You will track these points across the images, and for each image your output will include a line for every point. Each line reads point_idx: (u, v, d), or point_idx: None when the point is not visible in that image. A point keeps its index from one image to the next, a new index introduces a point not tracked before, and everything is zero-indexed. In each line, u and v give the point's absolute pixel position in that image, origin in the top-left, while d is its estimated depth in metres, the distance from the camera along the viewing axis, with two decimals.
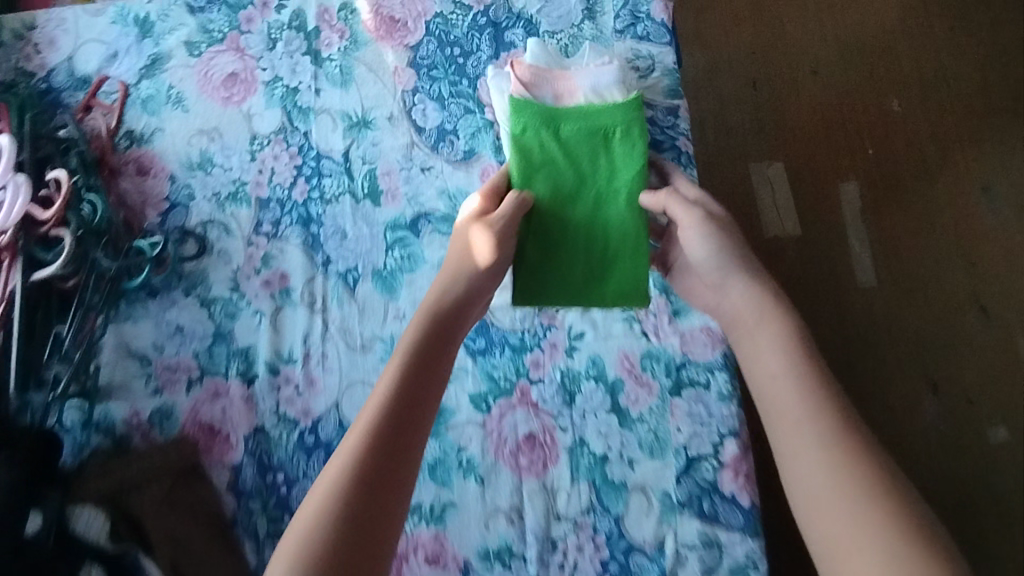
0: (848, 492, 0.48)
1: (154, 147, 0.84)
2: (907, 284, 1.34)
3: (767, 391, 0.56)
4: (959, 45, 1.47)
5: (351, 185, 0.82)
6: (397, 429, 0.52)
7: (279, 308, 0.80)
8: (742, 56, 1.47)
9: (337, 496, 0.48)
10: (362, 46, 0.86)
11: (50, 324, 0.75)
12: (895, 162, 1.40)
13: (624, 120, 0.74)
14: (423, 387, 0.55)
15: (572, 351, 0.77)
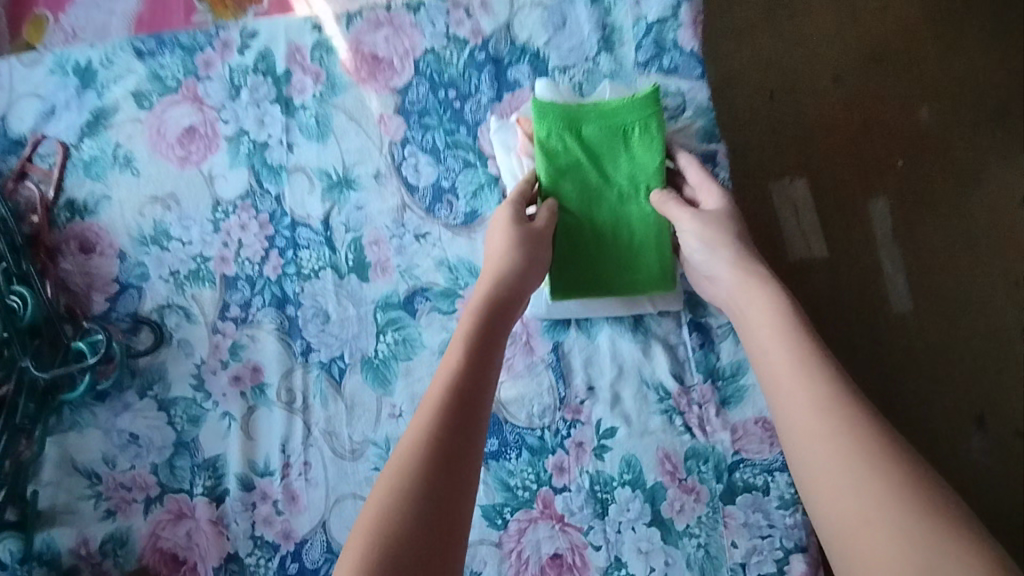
0: (897, 523, 0.39)
1: (100, 219, 0.71)
2: (958, 311, 1.12)
3: (790, 414, 0.47)
4: (997, 30, 1.24)
5: (333, 258, 0.69)
6: (449, 446, 0.44)
7: (252, 409, 0.66)
8: (753, 59, 1.20)
9: (389, 528, 0.39)
10: (340, 91, 0.73)
11: None
12: (929, 173, 1.17)
13: (644, 115, 0.63)
14: (461, 435, 0.44)
15: (601, 451, 0.64)
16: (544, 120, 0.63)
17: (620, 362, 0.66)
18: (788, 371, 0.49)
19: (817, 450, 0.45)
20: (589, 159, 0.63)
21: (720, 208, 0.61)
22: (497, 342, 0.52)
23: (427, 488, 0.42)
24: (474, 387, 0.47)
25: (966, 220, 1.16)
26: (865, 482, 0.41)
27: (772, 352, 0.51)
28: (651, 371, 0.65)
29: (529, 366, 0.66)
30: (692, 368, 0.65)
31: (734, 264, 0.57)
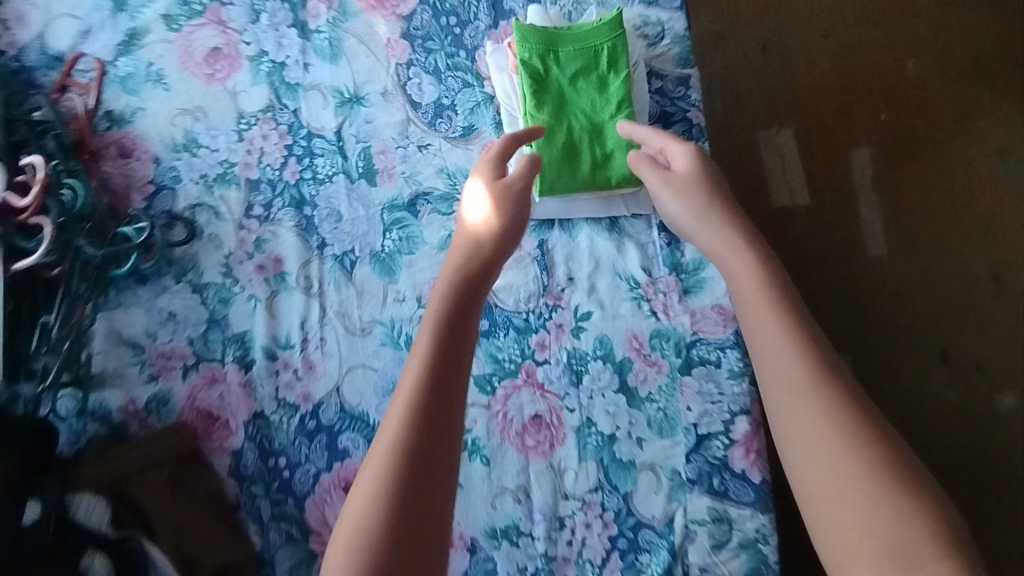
0: (887, 522, 0.45)
1: (137, 128, 0.79)
2: (911, 261, 1.53)
3: (790, 389, 0.51)
4: (949, 24, 1.62)
5: (344, 165, 0.78)
6: (428, 425, 0.49)
7: (274, 293, 0.75)
8: (752, 23, 1.59)
9: (377, 503, 0.47)
10: (351, 17, 0.80)
11: (37, 314, 0.70)
12: (899, 129, 1.57)
13: (612, 36, 0.68)
14: (440, 418, 0.50)
15: (578, 332, 0.73)
16: (524, 43, 0.68)
17: (596, 257, 0.75)
18: (788, 356, 0.52)
19: (804, 441, 0.49)
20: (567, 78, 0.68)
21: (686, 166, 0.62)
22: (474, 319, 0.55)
23: (411, 471, 0.48)
24: (444, 373, 0.51)
25: (907, 196, 1.55)
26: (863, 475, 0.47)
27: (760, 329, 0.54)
28: (624, 265, 0.74)
29: (517, 259, 0.75)
30: (660, 263, 0.75)
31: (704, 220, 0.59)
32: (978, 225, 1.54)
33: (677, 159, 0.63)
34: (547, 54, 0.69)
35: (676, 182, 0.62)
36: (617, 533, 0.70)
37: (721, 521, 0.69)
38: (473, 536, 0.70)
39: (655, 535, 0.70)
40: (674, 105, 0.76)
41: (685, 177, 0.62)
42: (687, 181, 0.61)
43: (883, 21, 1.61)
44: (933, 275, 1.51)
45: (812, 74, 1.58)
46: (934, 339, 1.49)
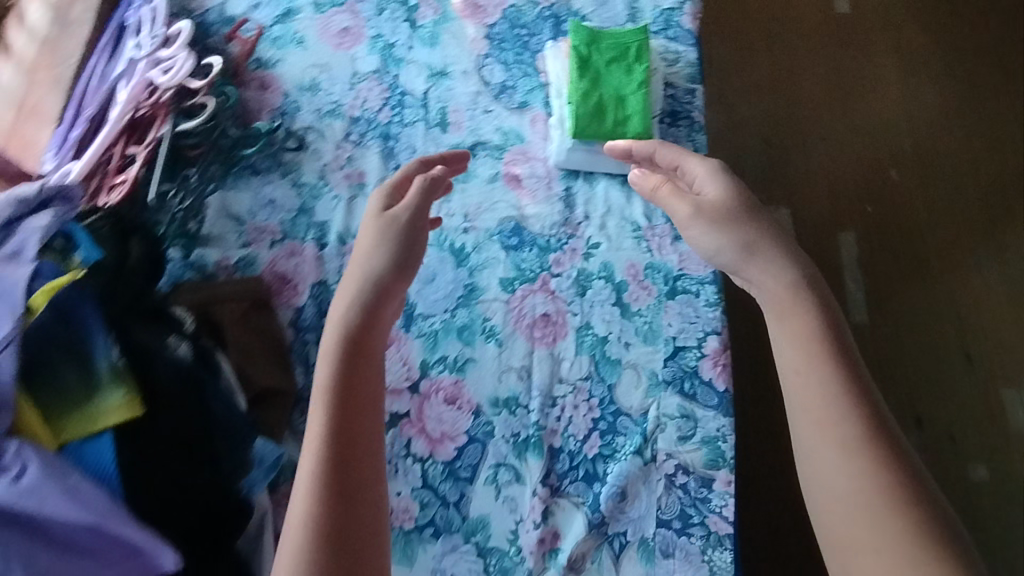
0: (879, 527, 0.62)
1: (275, 72, 1.03)
2: (889, 331, 1.67)
3: (820, 425, 0.67)
4: (927, 140, 1.90)
5: (426, 116, 1.01)
6: (339, 449, 0.65)
7: (354, 197, 0.96)
8: (761, 119, 1.87)
9: (310, 520, 0.61)
10: (451, 20, 1.07)
11: (181, 167, 0.93)
12: (883, 219, 1.79)
13: (640, 38, 0.94)
14: (346, 443, 0.65)
15: (589, 256, 0.92)
16: (575, 34, 0.93)
17: (609, 204, 0.94)
18: (820, 400, 0.68)
19: (829, 481, 0.65)
20: (604, 58, 0.92)
21: (707, 183, 0.81)
22: (362, 369, 0.70)
23: (332, 488, 0.63)
24: (342, 411, 0.67)
25: (888, 273, 1.74)
26: (873, 509, 0.62)
27: (803, 379, 0.70)
28: (630, 213, 0.94)
29: (547, 197, 0.95)
30: (659, 214, 0.94)
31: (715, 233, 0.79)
32: (950, 310, 1.71)
33: (711, 189, 0.81)
34: (591, 43, 0.93)
35: (704, 215, 0.79)
36: (600, 416, 0.83)
37: (688, 417, 0.83)
38: (478, 403, 0.84)
39: (631, 422, 0.83)
40: (681, 107, 0.99)
41: (710, 208, 0.80)
42: (714, 213, 0.79)
43: (873, 137, 1.89)
44: (910, 347, 1.66)
45: (810, 169, 1.82)
46: (910, 406, 1.60)
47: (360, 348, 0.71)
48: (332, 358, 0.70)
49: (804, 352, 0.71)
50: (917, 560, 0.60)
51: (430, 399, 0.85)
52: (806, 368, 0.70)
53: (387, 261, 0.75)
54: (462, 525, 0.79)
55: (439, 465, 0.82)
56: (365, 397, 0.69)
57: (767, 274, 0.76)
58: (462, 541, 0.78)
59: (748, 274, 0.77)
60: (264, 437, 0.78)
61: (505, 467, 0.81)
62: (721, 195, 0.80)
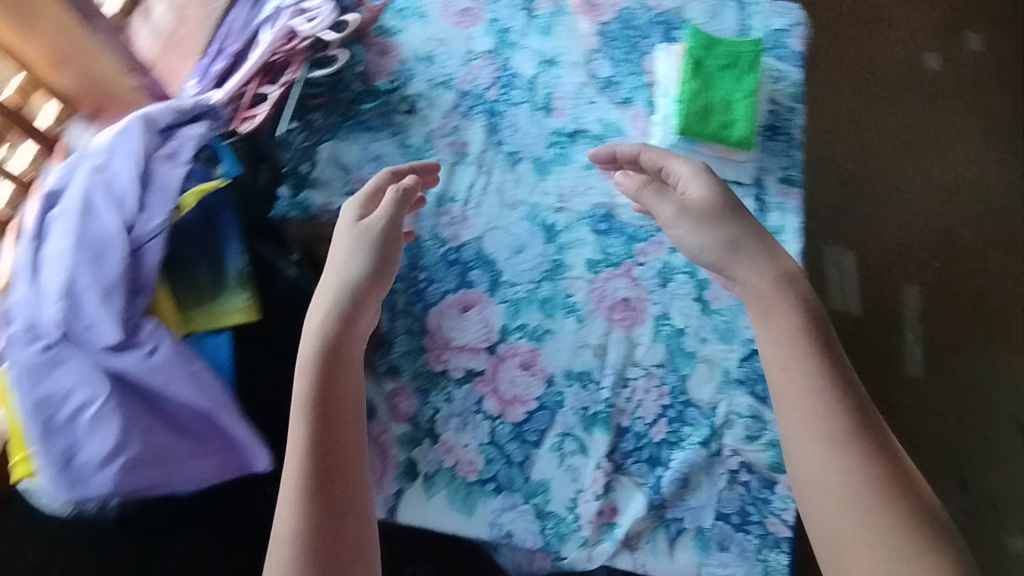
0: (868, 517, 0.66)
1: (396, 39, 1.09)
2: (943, 389, 1.64)
3: (805, 422, 0.71)
4: (1000, 205, 1.88)
5: (532, 98, 1.05)
6: (321, 460, 0.68)
7: (455, 164, 1.00)
8: (837, 160, 1.85)
9: (299, 530, 0.65)
10: (566, 14, 1.12)
11: (308, 112, 1.00)
12: (947, 277, 1.77)
13: (755, 48, 0.97)
14: (329, 452, 0.68)
15: (674, 250, 0.94)
16: (693, 36, 0.97)
17: None
18: (805, 398, 0.72)
19: (820, 475, 0.69)
20: (718, 62, 0.95)
21: (694, 188, 0.84)
22: (341, 378, 0.72)
23: (319, 498, 0.66)
24: (320, 422, 0.69)
25: (947, 330, 1.71)
26: (862, 502, 0.67)
27: (790, 377, 0.73)
28: None
29: None
30: None
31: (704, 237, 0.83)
32: (1008, 377, 1.67)
33: (695, 192, 0.84)
34: (706, 47, 0.97)
35: (689, 213, 0.83)
36: (669, 403, 0.85)
37: (756, 418, 0.84)
38: (551, 372, 0.87)
39: (699, 414, 0.84)
40: (781, 123, 1.02)
41: (695, 206, 0.83)
42: (699, 211, 0.83)
43: (945, 196, 1.87)
44: (962, 407, 1.63)
45: (880, 218, 1.80)
46: (955, 467, 1.57)
47: (336, 358, 0.72)
48: (308, 371, 0.70)
49: (790, 353, 0.74)
50: (902, 549, 0.65)
51: (505, 362, 0.87)
52: (790, 366, 0.74)
53: (364, 269, 0.76)
54: (523, 485, 0.81)
55: (507, 425, 0.84)
56: (342, 408, 0.71)
57: (750, 271, 0.80)
58: (522, 501, 0.80)
59: (733, 272, 0.81)
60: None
61: (571, 438, 0.83)
62: (708, 203, 0.83)
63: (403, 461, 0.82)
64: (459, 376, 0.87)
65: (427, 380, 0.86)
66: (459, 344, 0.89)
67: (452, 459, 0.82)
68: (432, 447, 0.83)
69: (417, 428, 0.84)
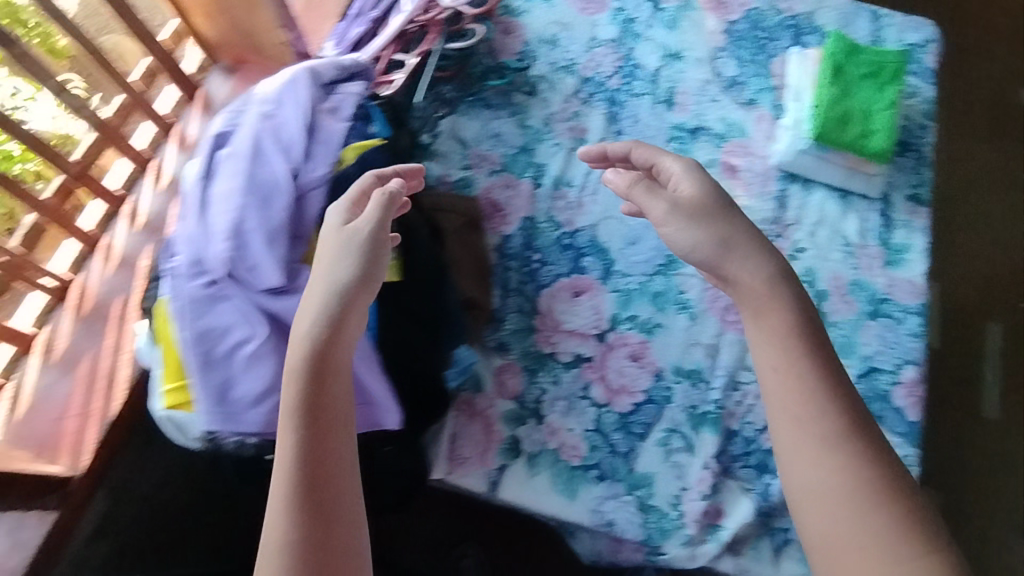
0: (860, 517, 0.60)
1: (521, 20, 1.09)
2: None
3: (793, 425, 0.65)
4: None
5: (654, 91, 1.04)
6: (308, 504, 0.54)
7: (574, 149, 0.99)
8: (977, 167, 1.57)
9: None
10: (694, 9, 1.10)
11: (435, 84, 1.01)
12: None
13: (897, 62, 0.95)
14: (317, 494, 0.54)
15: (793, 258, 0.92)
16: (834, 43, 0.96)
17: (824, 214, 0.95)
18: (794, 395, 0.65)
19: (809, 474, 0.63)
20: (859, 72, 0.94)
21: (689, 185, 0.74)
22: (330, 400, 0.57)
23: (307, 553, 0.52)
24: (310, 456, 0.55)
25: None
26: (853, 502, 0.61)
27: (782, 379, 0.66)
28: (843, 228, 0.94)
29: (761, 193, 0.96)
30: (872, 235, 0.93)
31: (700, 231, 0.71)
32: None
33: (687, 188, 0.74)
34: (848, 55, 0.95)
35: (681, 210, 0.73)
36: None
37: None
38: (661, 366, 0.86)
39: None
40: (911, 139, 0.99)
41: (685, 202, 0.73)
42: (690, 207, 0.72)
43: None
44: None
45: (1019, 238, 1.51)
46: None
47: (324, 377, 0.57)
48: (292, 392, 0.56)
49: (778, 352, 0.67)
50: (889, 545, 0.59)
51: (614, 352, 0.87)
52: (785, 366, 0.66)
53: (354, 268, 0.59)
54: (627, 476, 0.80)
55: (613, 415, 0.83)
56: (331, 442, 0.56)
57: (744, 270, 0.70)
58: (625, 491, 0.80)
59: (727, 273, 0.71)
60: (465, 344, 0.86)
61: (678, 435, 0.82)
62: (701, 200, 0.72)
63: (507, 438, 0.82)
64: (567, 359, 0.86)
65: (535, 360, 0.86)
66: (568, 328, 0.88)
67: (556, 442, 0.82)
68: (537, 427, 0.83)
69: (523, 407, 0.84)
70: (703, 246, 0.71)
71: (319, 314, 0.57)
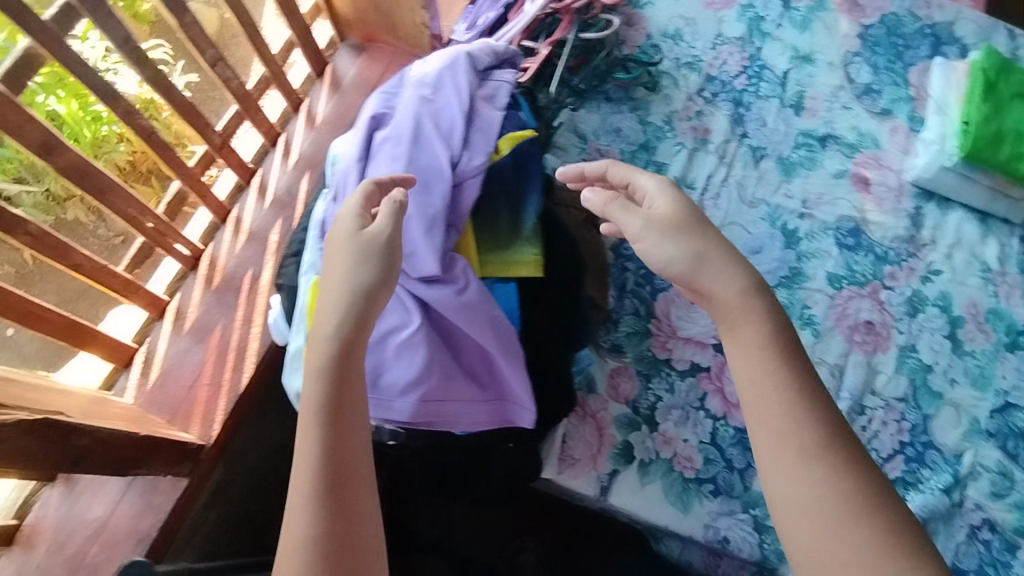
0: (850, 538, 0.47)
1: (644, 13, 1.06)
2: None
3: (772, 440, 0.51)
4: None
5: (781, 94, 1.00)
6: (333, 512, 0.48)
7: (697, 149, 0.96)
8: None
9: None
10: (826, 10, 1.05)
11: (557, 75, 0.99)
12: None
13: None
14: (343, 500, 0.49)
15: (926, 280, 0.88)
16: (987, 60, 0.92)
17: (960, 236, 0.90)
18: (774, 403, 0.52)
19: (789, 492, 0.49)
20: (1012, 91, 0.90)
21: (665, 203, 0.60)
22: (353, 400, 0.52)
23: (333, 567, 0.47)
24: (337, 458, 0.50)
25: None
26: (839, 518, 0.47)
27: (758, 387, 0.53)
28: (980, 252, 0.89)
29: (894, 209, 0.92)
30: (1012, 263, 0.89)
31: (670, 246, 0.57)
32: None
33: (661, 205, 0.60)
34: (1000, 74, 0.92)
35: (657, 224, 0.58)
36: (908, 441, 0.80)
37: (1005, 475, 0.78)
38: None
39: (941, 459, 0.79)
40: None
41: (662, 216, 0.59)
42: (667, 222, 0.58)
43: None
44: None
45: None
46: None
47: (350, 375, 0.52)
48: (315, 389, 0.51)
49: (750, 356, 0.54)
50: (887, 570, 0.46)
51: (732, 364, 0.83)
52: (761, 372, 0.53)
53: (378, 265, 0.54)
54: (743, 494, 0.77)
55: (730, 429, 0.80)
56: (354, 445, 0.51)
57: (717, 284, 0.56)
58: (740, 509, 0.77)
59: (702, 288, 0.56)
60: (586, 348, 0.84)
61: None
62: (676, 215, 0.59)
63: (619, 443, 0.80)
64: (683, 367, 0.84)
65: (650, 366, 0.84)
66: (685, 335, 0.85)
67: (669, 451, 0.80)
68: (650, 434, 0.81)
69: (637, 413, 0.82)
70: (673, 263, 0.57)
71: (343, 313, 0.53)
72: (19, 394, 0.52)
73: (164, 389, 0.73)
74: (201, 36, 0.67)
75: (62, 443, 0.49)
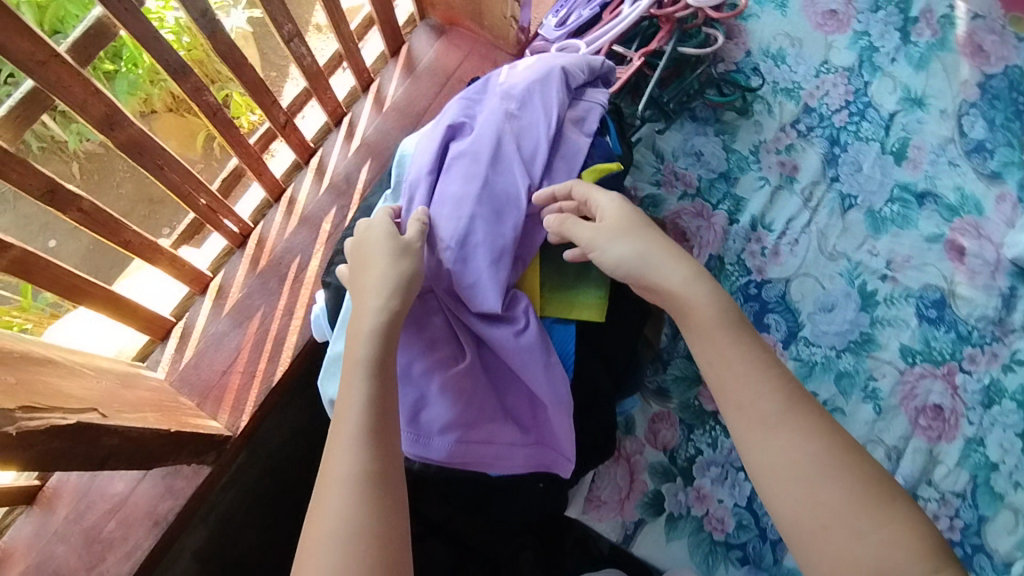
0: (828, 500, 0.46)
1: (746, 25, 0.98)
2: None
3: (737, 410, 0.51)
4: None
5: (883, 138, 0.91)
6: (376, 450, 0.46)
7: (781, 187, 0.89)
8: None
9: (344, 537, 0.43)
10: (947, 50, 0.95)
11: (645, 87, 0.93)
12: None
13: None
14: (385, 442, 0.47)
15: (1008, 369, 0.80)
16: None
17: None
18: (736, 373, 0.51)
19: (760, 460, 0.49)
20: None
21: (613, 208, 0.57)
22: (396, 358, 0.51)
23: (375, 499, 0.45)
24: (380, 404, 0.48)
25: None
26: (810, 478, 0.47)
27: (720, 369, 0.52)
28: None
29: (986, 286, 0.84)
30: None
31: (618, 252, 0.55)
32: None
33: (608, 209, 0.57)
34: None
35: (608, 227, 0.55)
36: (958, 540, 0.74)
37: None
38: None
39: (989, 564, 0.72)
40: None
41: (614, 220, 0.56)
42: (618, 227, 0.56)
43: None
44: None
45: None
46: None
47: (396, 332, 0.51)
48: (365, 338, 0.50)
49: (711, 344, 0.52)
50: (864, 528, 0.45)
51: None
52: (722, 356, 0.52)
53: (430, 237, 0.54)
54: (772, 567, 0.73)
55: None
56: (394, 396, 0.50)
57: (661, 278, 0.54)
58: None
59: (649, 284, 0.54)
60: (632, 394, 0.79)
61: None
62: (623, 215, 0.57)
63: (649, 493, 0.77)
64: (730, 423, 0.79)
65: (694, 417, 0.80)
66: None
67: (702, 509, 0.76)
68: (684, 489, 0.77)
69: (673, 463, 0.78)
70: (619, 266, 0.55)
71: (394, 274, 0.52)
72: (54, 374, 0.50)
73: (197, 370, 0.71)
74: (280, 10, 0.63)
75: (92, 442, 0.48)
